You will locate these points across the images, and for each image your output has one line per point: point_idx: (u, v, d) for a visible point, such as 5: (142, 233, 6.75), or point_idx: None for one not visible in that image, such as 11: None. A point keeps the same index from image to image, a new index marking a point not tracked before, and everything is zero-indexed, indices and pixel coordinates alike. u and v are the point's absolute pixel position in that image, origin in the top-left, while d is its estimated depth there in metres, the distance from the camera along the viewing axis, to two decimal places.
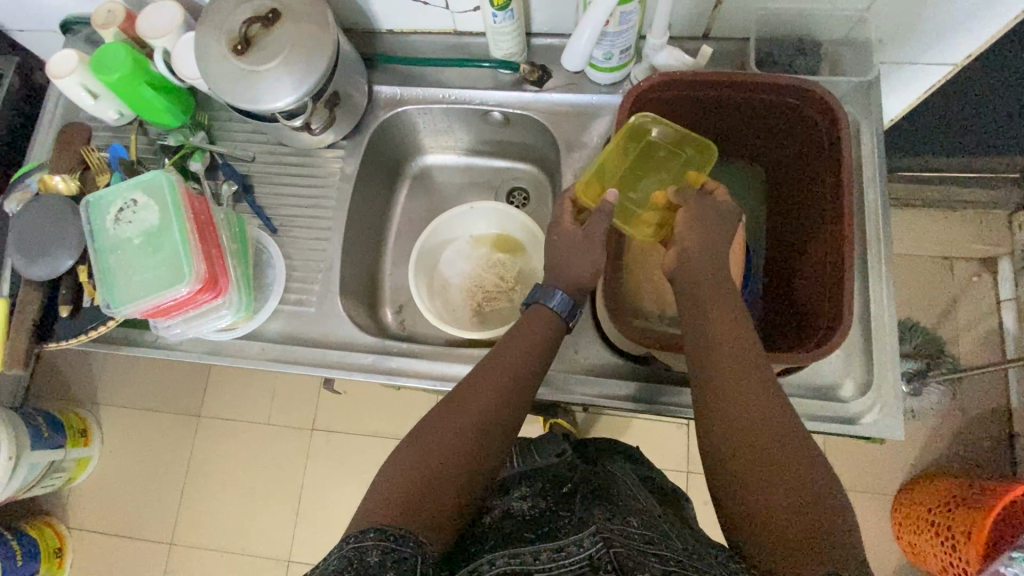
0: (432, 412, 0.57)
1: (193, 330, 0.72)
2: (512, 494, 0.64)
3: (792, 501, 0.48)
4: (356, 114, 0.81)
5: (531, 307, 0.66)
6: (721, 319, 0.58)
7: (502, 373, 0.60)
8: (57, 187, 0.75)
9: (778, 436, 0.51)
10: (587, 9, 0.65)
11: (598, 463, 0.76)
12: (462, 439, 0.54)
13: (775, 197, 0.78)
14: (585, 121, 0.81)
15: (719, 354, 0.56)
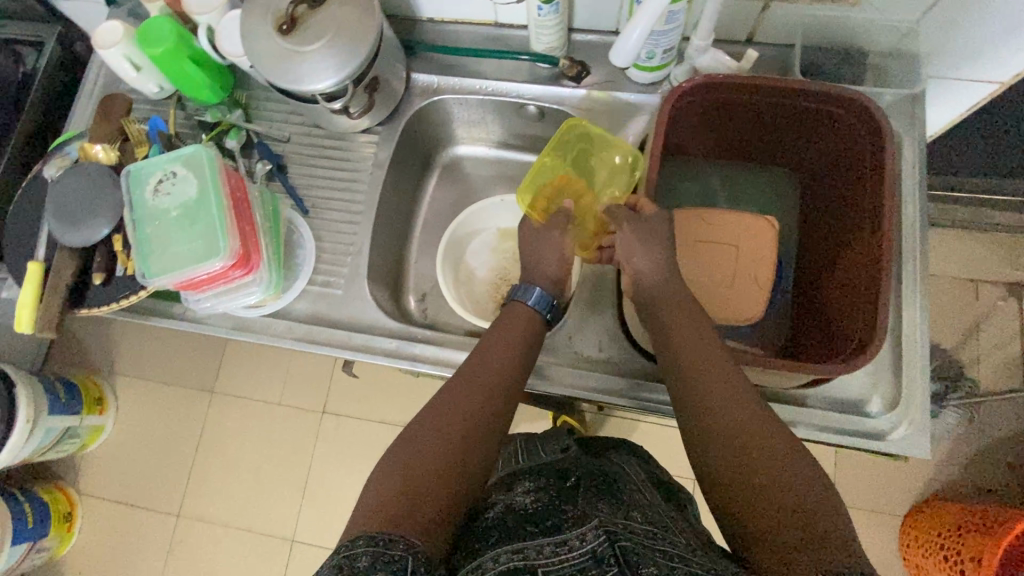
0: (426, 407, 0.58)
1: (222, 305, 0.73)
2: (516, 489, 0.63)
3: (786, 503, 0.47)
4: (393, 101, 0.82)
5: (506, 307, 0.69)
6: (690, 340, 0.61)
7: (489, 368, 0.61)
8: (97, 156, 0.76)
9: (761, 444, 0.51)
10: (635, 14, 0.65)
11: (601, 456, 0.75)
12: (454, 432, 0.55)
13: (809, 208, 0.78)
14: (621, 119, 0.80)
15: (694, 368, 0.59)
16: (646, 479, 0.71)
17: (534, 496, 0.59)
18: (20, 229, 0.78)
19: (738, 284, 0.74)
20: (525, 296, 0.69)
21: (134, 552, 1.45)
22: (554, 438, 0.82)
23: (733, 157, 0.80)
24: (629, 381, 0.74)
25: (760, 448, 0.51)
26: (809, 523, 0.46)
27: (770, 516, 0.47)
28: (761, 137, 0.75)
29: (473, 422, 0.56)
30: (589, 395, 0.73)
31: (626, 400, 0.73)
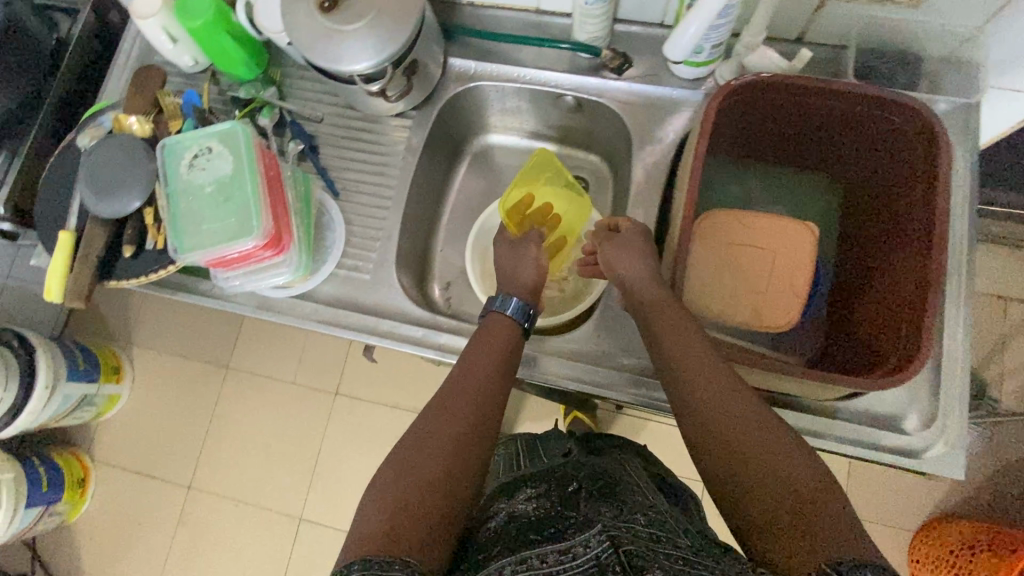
0: (420, 419, 0.57)
1: (251, 284, 0.72)
2: (517, 496, 0.61)
3: (793, 503, 0.47)
4: (429, 85, 0.80)
5: (483, 320, 0.68)
6: (689, 352, 0.58)
7: (475, 372, 0.60)
8: (131, 128, 0.75)
9: (763, 451, 0.50)
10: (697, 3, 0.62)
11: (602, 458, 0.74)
12: (446, 441, 0.54)
13: (851, 216, 0.76)
14: (661, 115, 0.78)
15: (696, 385, 0.56)
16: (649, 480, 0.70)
17: (535, 503, 0.58)
18: (51, 197, 0.78)
19: (773, 290, 0.73)
20: (502, 306, 0.68)
21: (145, 521, 1.47)
22: (555, 444, 0.81)
23: (774, 158, 0.78)
24: (634, 377, 0.74)
25: (761, 455, 0.50)
26: (828, 520, 0.46)
27: (778, 517, 0.47)
28: (806, 140, 0.73)
29: (465, 435, 0.55)
30: (591, 388, 0.74)
31: (626, 396, 0.73)
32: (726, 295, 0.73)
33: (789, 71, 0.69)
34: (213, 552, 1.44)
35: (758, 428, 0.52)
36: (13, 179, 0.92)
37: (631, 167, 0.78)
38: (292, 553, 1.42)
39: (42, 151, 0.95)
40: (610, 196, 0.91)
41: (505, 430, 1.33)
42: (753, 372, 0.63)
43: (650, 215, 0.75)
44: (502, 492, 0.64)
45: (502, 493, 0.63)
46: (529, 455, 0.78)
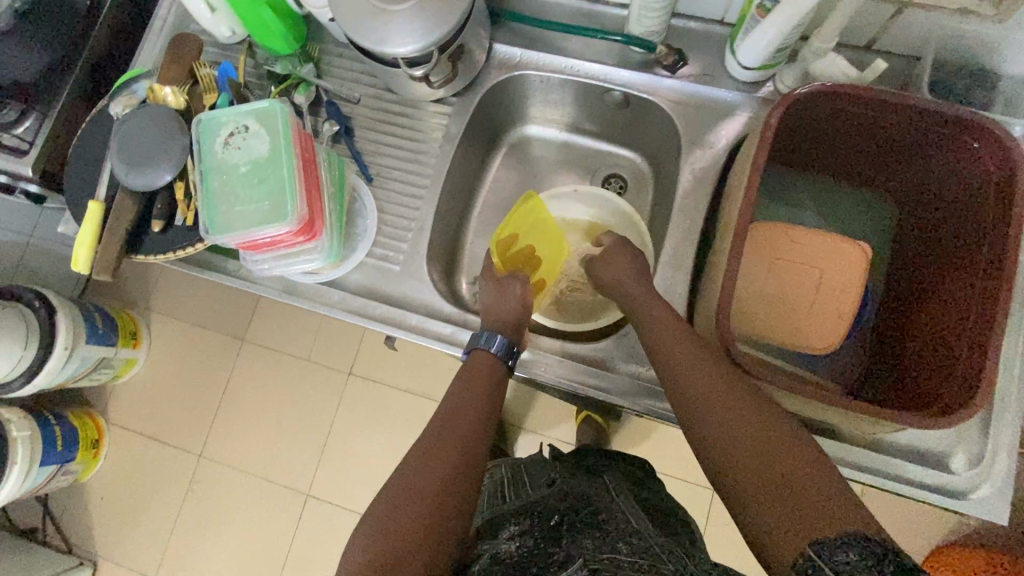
0: (406, 467, 0.58)
1: (280, 269, 0.71)
2: (502, 534, 0.61)
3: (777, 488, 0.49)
4: (472, 72, 0.77)
5: (470, 357, 0.68)
6: (688, 373, 0.58)
7: (462, 421, 0.62)
8: (165, 99, 0.73)
9: (759, 453, 0.51)
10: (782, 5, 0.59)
11: (588, 480, 0.74)
12: (434, 489, 0.55)
13: (906, 239, 0.72)
14: (714, 118, 0.74)
15: (699, 401, 0.56)
16: (634, 503, 0.71)
17: (519, 543, 0.59)
18: (82, 164, 0.77)
19: (816, 310, 0.70)
20: (486, 343, 0.68)
21: (155, 486, 1.49)
22: (540, 466, 0.81)
23: (829, 170, 0.74)
24: (627, 381, 0.73)
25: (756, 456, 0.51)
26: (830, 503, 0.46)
27: (774, 509, 0.48)
28: (867, 154, 0.69)
29: (452, 475, 0.57)
30: (579, 388, 0.73)
31: (612, 398, 0.72)
32: (766, 312, 0.71)
33: (859, 80, 0.65)
34: (220, 522, 1.45)
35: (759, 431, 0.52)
36: (43, 141, 0.90)
37: (678, 172, 0.75)
38: (297, 529, 1.43)
39: (73, 114, 0.93)
40: (649, 198, 0.88)
41: (518, 425, 1.31)
42: (793, 397, 0.60)
43: (694, 223, 0.72)
44: (489, 528, 0.64)
45: (488, 529, 0.63)
46: (512, 479, 0.78)
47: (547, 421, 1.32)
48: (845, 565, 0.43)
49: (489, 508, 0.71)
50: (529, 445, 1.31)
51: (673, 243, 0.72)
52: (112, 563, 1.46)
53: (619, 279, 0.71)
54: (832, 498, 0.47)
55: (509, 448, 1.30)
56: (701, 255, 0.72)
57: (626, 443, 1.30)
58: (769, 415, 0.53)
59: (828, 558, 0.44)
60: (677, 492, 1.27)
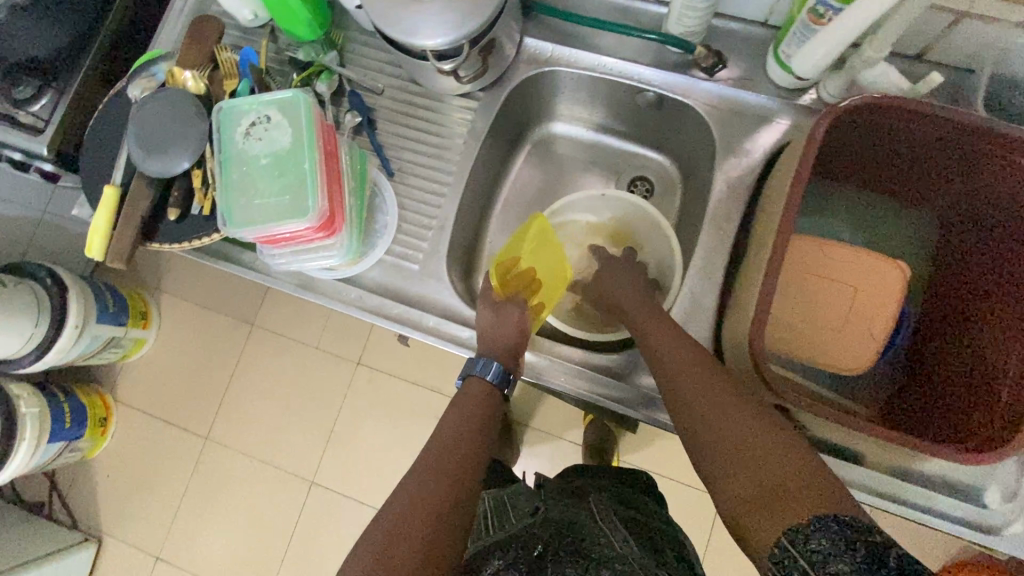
0: (396, 499, 0.57)
1: (298, 263, 0.69)
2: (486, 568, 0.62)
3: (755, 478, 0.50)
4: (501, 67, 0.74)
5: (464, 384, 0.70)
6: (692, 387, 0.58)
7: (454, 452, 0.61)
8: (185, 84, 0.71)
9: (746, 452, 0.51)
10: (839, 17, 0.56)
11: (571, 505, 0.74)
12: (428, 519, 0.54)
13: (946, 259, 0.69)
14: (752, 124, 0.71)
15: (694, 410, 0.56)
16: (618, 521, 0.71)
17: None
18: (99, 147, 0.75)
19: (850, 331, 0.66)
20: (481, 370, 0.68)
21: (160, 467, 1.48)
22: (523, 499, 0.81)
23: (869, 185, 0.71)
24: (639, 393, 0.71)
25: (744, 453, 0.52)
26: (812, 490, 0.47)
27: (756, 500, 0.49)
28: (912, 170, 0.66)
29: (446, 505, 0.56)
30: (590, 398, 0.71)
31: (626, 411, 0.70)
32: (801, 332, 0.67)
33: (912, 93, 0.62)
34: (224, 505, 1.44)
35: (750, 431, 0.52)
36: (59, 120, 0.88)
37: (711, 179, 0.72)
38: (301, 516, 1.41)
39: (90, 93, 0.91)
40: (676, 203, 0.85)
41: (527, 423, 1.30)
42: (824, 422, 0.58)
43: (726, 234, 0.70)
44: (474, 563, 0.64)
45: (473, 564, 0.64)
46: (498, 511, 0.78)
47: (556, 421, 1.30)
48: (817, 552, 0.44)
49: (477, 542, 0.71)
50: (537, 445, 1.29)
51: (702, 254, 0.70)
52: (117, 541, 1.45)
53: (631, 302, 0.71)
54: (814, 486, 0.47)
55: (516, 447, 1.28)
56: (732, 268, 0.69)
57: (637, 447, 1.28)
58: (754, 409, 0.54)
59: (801, 545, 0.46)
60: (688, 500, 1.24)
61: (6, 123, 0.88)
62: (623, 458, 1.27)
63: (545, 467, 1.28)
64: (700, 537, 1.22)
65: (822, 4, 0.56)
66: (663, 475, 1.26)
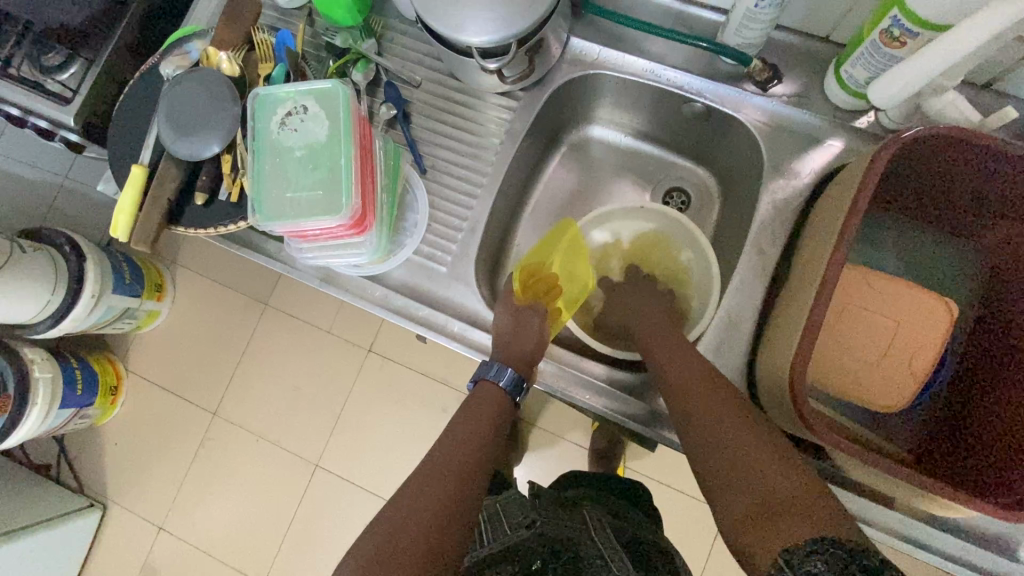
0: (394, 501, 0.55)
1: (324, 259, 0.67)
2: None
3: (753, 500, 0.47)
4: (545, 67, 0.72)
5: (477, 388, 0.68)
6: (700, 407, 0.56)
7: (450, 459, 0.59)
8: (220, 65, 0.68)
9: (743, 467, 0.50)
10: (920, 46, 0.53)
11: (566, 516, 0.73)
12: (425, 520, 0.52)
13: (995, 300, 0.66)
14: (803, 144, 0.68)
15: (699, 432, 0.55)
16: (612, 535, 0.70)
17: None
18: (128, 124, 0.73)
19: (889, 368, 0.64)
20: (495, 377, 0.66)
21: (166, 439, 1.47)
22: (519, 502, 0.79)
23: (920, 216, 0.68)
24: (662, 415, 0.68)
25: (744, 469, 0.49)
26: (812, 505, 0.44)
27: (754, 515, 0.46)
28: (969, 204, 0.63)
29: (451, 510, 0.54)
30: (613, 417, 0.69)
31: (650, 433, 0.68)
32: (838, 365, 0.64)
33: (982, 126, 0.59)
34: (228, 480, 1.44)
35: (756, 450, 0.50)
36: (87, 91, 0.87)
37: (756, 198, 0.69)
38: (304, 496, 1.41)
39: (119, 64, 0.89)
40: (712, 218, 0.82)
41: (534, 422, 1.28)
42: (857, 462, 0.56)
43: (768, 258, 0.67)
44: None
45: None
46: (490, 517, 0.77)
47: (565, 423, 1.28)
48: None
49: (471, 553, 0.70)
50: (543, 444, 1.28)
51: (741, 276, 0.68)
52: (121, 508, 1.45)
53: (659, 328, 0.68)
54: (810, 501, 0.45)
55: (522, 446, 1.27)
56: (771, 292, 0.67)
57: (646, 455, 1.26)
58: (760, 435, 0.51)
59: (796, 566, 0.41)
60: (694, 511, 1.22)
61: (33, 89, 0.86)
62: (630, 464, 1.25)
63: (550, 468, 1.27)
64: (703, 549, 1.21)
65: (897, 26, 0.53)
66: (669, 486, 1.24)
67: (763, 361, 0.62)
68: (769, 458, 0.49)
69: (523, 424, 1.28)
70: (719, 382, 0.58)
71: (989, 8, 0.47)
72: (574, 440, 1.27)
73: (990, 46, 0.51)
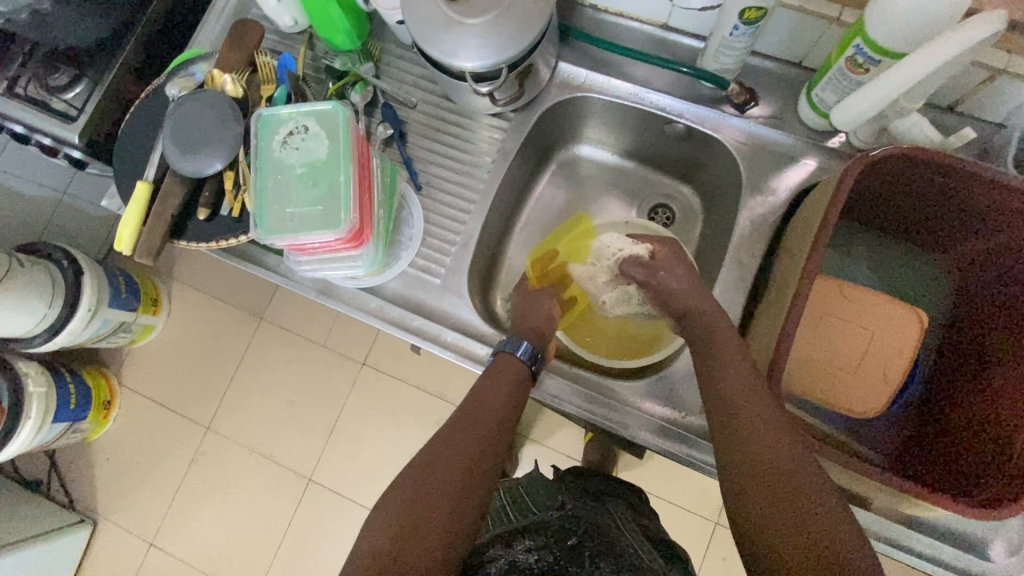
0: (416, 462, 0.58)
1: (323, 271, 0.70)
2: (515, 546, 0.65)
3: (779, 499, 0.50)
4: (535, 89, 0.75)
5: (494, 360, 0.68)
6: (729, 405, 0.57)
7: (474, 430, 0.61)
8: (224, 87, 0.71)
9: (774, 484, 0.50)
10: (880, 73, 0.57)
11: (593, 504, 0.78)
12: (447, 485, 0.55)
13: (963, 311, 0.69)
14: (779, 163, 0.72)
15: (732, 444, 0.55)
16: (636, 527, 0.75)
17: (536, 555, 0.62)
18: (134, 143, 0.76)
19: (864, 375, 0.67)
20: (513, 348, 0.68)
21: (159, 453, 1.47)
22: (543, 496, 0.83)
23: (890, 230, 0.72)
24: (649, 421, 0.71)
25: (776, 488, 0.50)
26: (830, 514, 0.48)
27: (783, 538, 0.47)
28: (935, 219, 0.67)
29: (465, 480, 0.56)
30: (597, 420, 0.71)
31: (636, 437, 0.70)
32: (815, 373, 0.67)
33: (943, 146, 0.63)
34: (220, 494, 1.43)
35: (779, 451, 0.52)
36: (91, 111, 0.89)
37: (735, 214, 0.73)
38: (297, 510, 1.41)
39: (124, 85, 0.92)
40: (695, 233, 0.86)
41: (527, 434, 1.30)
42: (834, 465, 0.59)
43: (747, 270, 0.70)
44: (499, 541, 0.67)
45: (499, 541, 0.67)
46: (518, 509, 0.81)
47: (557, 435, 1.29)
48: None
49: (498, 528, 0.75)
50: (536, 456, 1.29)
51: (722, 287, 0.71)
52: (113, 523, 1.45)
53: None
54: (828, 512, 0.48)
55: (515, 458, 1.28)
56: (751, 303, 0.70)
57: (638, 466, 1.27)
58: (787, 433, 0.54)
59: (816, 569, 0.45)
60: (684, 522, 1.23)
61: (41, 109, 0.89)
62: (622, 475, 1.27)
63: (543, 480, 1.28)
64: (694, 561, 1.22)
65: (861, 54, 0.57)
66: (661, 497, 1.25)
67: None
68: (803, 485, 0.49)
69: (516, 436, 1.29)
70: (766, 397, 0.56)
71: (932, 41, 0.50)
72: (566, 451, 1.29)
73: (944, 73, 0.55)
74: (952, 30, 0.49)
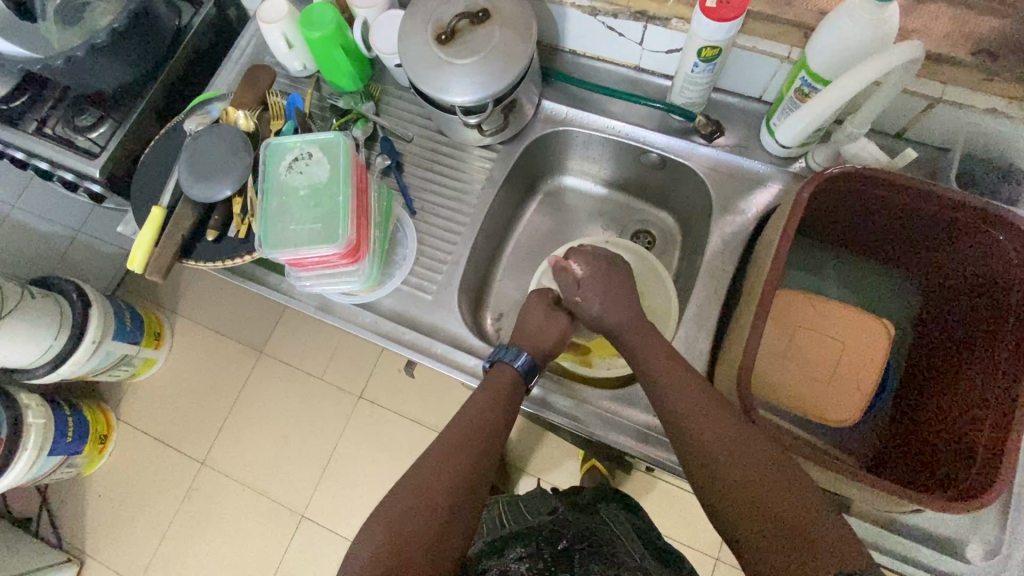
0: (404, 484, 0.61)
1: (322, 287, 0.75)
2: (508, 555, 0.67)
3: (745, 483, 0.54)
4: (520, 123, 0.83)
5: (491, 371, 0.71)
6: (694, 407, 0.60)
7: (462, 444, 0.64)
8: (237, 121, 0.79)
9: (745, 472, 0.55)
10: (816, 97, 0.64)
11: (584, 510, 0.80)
12: (435, 508, 0.58)
13: (925, 321, 0.73)
14: (746, 186, 0.78)
15: (700, 438, 0.58)
16: (628, 527, 0.77)
17: (526, 563, 0.65)
18: (152, 173, 0.83)
19: (835, 383, 0.69)
20: (509, 360, 0.71)
21: (153, 489, 1.46)
22: (538, 501, 0.86)
23: (852, 247, 0.77)
24: (633, 429, 0.73)
25: (754, 491, 0.54)
26: (783, 483, 0.53)
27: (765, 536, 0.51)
28: (890, 234, 0.72)
29: (456, 489, 0.60)
30: (584, 429, 0.74)
31: (620, 443, 0.73)
32: (786, 383, 0.70)
33: (890, 167, 0.69)
34: (212, 533, 1.42)
35: (741, 444, 0.56)
36: (114, 148, 0.97)
37: (708, 234, 0.78)
38: (288, 550, 1.39)
39: (145, 125, 1.00)
40: (675, 257, 0.91)
41: (522, 466, 1.30)
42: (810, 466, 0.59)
43: (721, 284, 0.75)
44: (492, 550, 0.70)
45: (492, 550, 0.69)
46: (512, 513, 0.83)
47: (551, 464, 1.30)
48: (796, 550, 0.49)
49: (490, 534, 0.78)
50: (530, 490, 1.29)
51: (697, 301, 0.75)
52: (99, 564, 1.42)
53: None
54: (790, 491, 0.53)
55: (509, 489, 1.28)
56: (724, 315, 0.74)
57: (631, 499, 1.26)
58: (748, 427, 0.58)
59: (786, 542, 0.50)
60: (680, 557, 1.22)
61: (68, 148, 0.97)
62: None
63: None
64: None
65: (806, 85, 0.65)
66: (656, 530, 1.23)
67: (721, 374, 0.68)
68: (770, 473, 0.54)
69: (511, 466, 1.29)
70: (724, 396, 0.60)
71: (862, 63, 0.57)
72: (560, 483, 1.28)
73: (878, 101, 0.62)
74: (879, 54, 0.56)
